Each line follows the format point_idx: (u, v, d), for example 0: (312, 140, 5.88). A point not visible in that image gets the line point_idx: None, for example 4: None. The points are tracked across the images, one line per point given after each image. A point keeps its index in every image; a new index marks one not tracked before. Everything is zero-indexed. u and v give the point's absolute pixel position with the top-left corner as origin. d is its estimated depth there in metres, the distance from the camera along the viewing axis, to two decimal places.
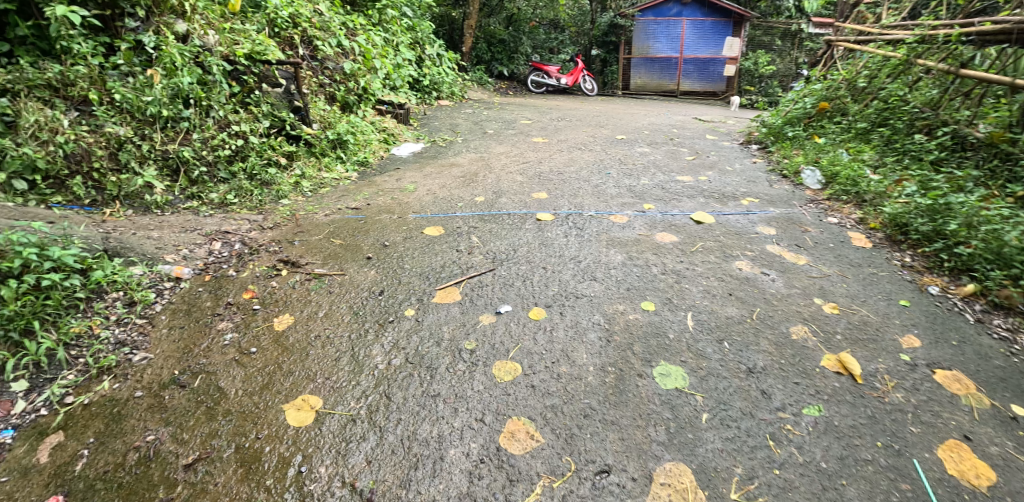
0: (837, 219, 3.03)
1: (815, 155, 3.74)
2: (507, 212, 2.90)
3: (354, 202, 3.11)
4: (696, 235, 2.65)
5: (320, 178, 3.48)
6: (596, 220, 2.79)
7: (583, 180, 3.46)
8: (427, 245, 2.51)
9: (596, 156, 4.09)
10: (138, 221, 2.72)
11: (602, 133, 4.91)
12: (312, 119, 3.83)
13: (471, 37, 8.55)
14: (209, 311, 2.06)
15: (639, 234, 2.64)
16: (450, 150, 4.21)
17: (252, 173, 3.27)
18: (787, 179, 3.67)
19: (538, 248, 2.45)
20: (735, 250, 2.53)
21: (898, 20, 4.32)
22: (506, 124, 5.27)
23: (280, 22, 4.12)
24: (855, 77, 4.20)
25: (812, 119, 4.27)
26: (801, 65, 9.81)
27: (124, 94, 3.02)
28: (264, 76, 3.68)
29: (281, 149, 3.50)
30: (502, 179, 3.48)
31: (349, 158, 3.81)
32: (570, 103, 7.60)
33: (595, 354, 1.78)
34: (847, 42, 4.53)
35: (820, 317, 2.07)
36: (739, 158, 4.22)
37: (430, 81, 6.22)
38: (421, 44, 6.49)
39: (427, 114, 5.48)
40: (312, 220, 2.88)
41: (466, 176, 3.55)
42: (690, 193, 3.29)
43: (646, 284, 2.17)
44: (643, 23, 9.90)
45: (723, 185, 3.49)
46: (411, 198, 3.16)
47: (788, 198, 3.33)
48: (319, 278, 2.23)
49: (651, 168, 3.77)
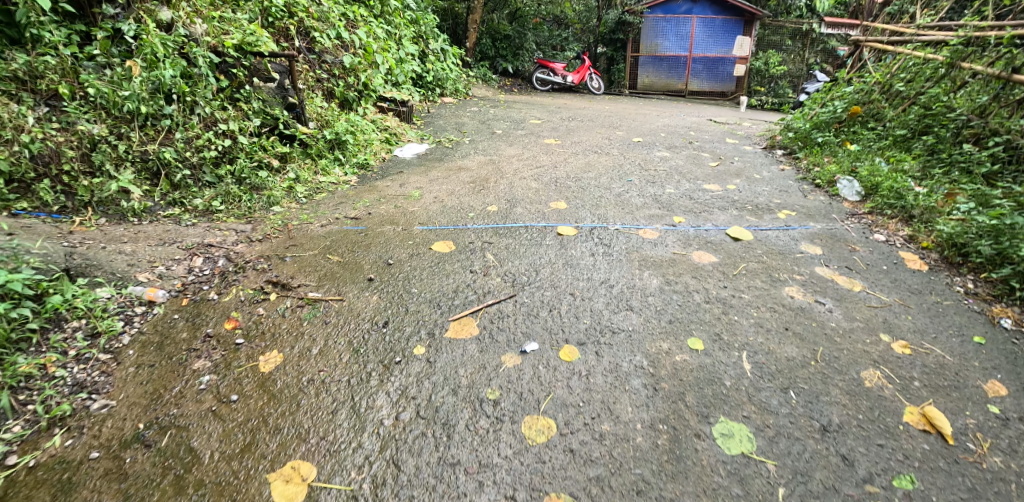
0: (884, 235, 2.74)
1: (851, 164, 3.46)
2: (524, 225, 2.61)
3: (353, 211, 2.81)
4: (736, 255, 2.37)
5: (316, 183, 3.18)
6: (623, 235, 2.51)
7: (603, 188, 3.17)
8: (436, 263, 2.22)
9: (614, 161, 3.80)
10: (111, 232, 2.42)
11: (618, 135, 4.62)
12: (308, 117, 3.51)
13: (475, 32, 8.23)
14: (184, 345, 1.78)
15: (673, 253, 2.36)
16: (458, 152, 3.91)
17: (240, 177, 2.97)
18: (821, 189, 3.40)
19: (561, 269, 2.16)
20: (781, 273, 2.25)
21: (937, 20, 3.95)
22: (515, 123, 4.98)
23: (274, 10, 3.78)
24: (889, 80, 3.87)
25: (843, 124, 3.99)
26: (811, 67, 9.53)
27: (99, 88, 2.74)
28: (256, 69, 3.35)
29: (273, 150, 3.18)
30: (515, 185, 3.19)
31: (348, 160, 3.51)
32: (578, 101, 7.32)
33: (641, 408, 1.50)
34: (878, 43, 4.23)
35: (891, 359, 1.79)
36: (765, 164, 3.93)
37: (434, 77, 5.93)
38: (424, 38, 6.17)
39: (431, 112, 5.19)
40: (306, 232, 2.59)
41: (476, 182, 3.25)
42: (721, 204, 3.01)
43: (689, 316, 1.90)
44: (652, 20, 9.60)
45: (755, 195, 3.20)
46: (417, 207, 2.86)
47: (827, 210, 3.04)
48: (313, 305, 1.94)
49: (674, 175, 3.48)
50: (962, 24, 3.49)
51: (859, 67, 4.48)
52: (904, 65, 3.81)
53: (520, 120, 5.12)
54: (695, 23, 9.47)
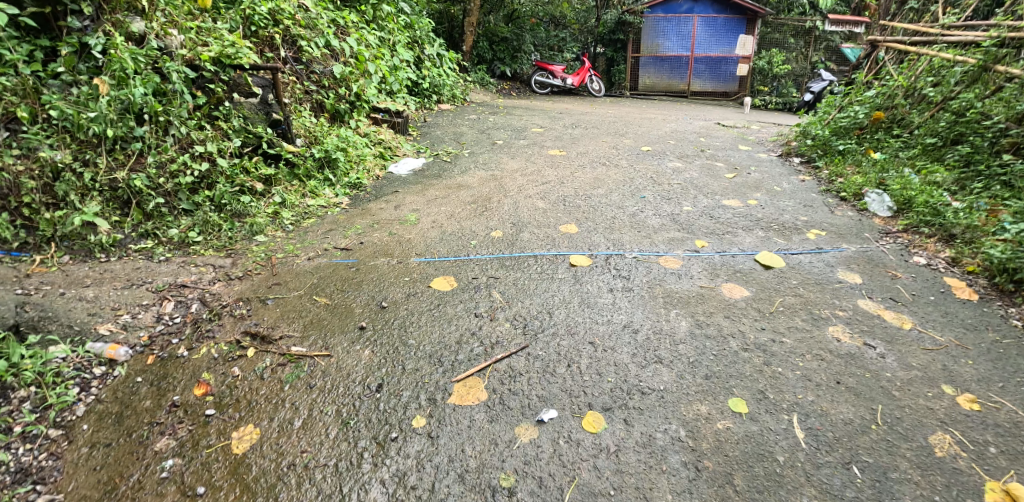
0: (924, 258, 2.49)
1: (878, 175, 3.22)
2: (532, 253, 2.37)
3: (343, 240, 2.56)
4: (770, 288, 2.13)
5: (303, 206, 2.93)
6: (643, 264, 2.27)
7: (616, 207, 2.93)
8: (436, 305, 1.97)
9: (624, 174, 3.56)
10: (74, 273, 2.20)
11: (625, 144, 4.38)
12: (294, 134, 3.26)
13: (471, 35, 7.98)
14: (147, 418, 1.56)
15: (700, 286, 2.11)
16: (456, 167, 3.66)
17: (220, 203, 2.73)
18: (847, 203, 3.16)
19: (577, 311, 1.92)
20: (821, 308, 2.02)
21: (963, 19, 3.64)
22: (516, 132, 4.74)
23: (256, 19, 3.52)
24: (913, 83, 3.61)
25: (865, 130, 3.75)
26: (816, 64, 9.20)
27: (62, 110, 2.46)
28: (236, 83, 3.07)
29: (256, 172, 2.94)
30: (520, 205, 2.95)
31: (339, 180, 3.26)
32: (580, 105, 7.08)
33: (683, 494, 1.25)
34: (898, 43, 3.96)
35: (960, 419, 1.54)
36: (783, 175, 3.68)
37: (430, 83, 5.70)
38: (419, 43, 5.91)
39: (428, 122, 4.94)
40: (291, 267, 2.34)
41: (478, 201, 3.00)
42: (745, 223, 2.77)
43: (726, 369, 1.66)
44: (652, 20, 9.39)
45: (779, 211, 2.97)
46: (414, 233, 2.60)
47: (858, 227, 2.80)
48: (297, 363, 1.71)
49: (690, 190, 3.24)
50: (996, 22, 3.18)
51: (877, 68, 4.21)
52: (929, 67, 3.53)
53: (521, 129, 4.88)
54: (696, 22, 9.30)
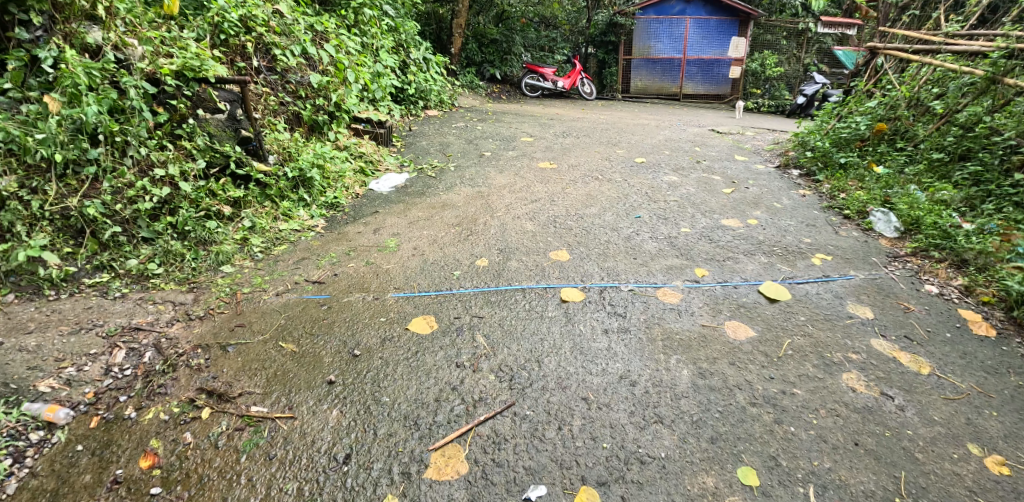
0: (936, 286, 2.36)
1: (882, 191, 3.09)
2: (519, 286, 2.19)
3: (315, 271, 2.37)
4: (776, 326, 1.97)
5: (274, 231, 2.74)
6: (639, 299, 2.09)
7: (609, 229, 2.76)
8: (414, 352, 1.79)
9: (618, 189, 3.38)
10: (17, 317, 1.97)
11: (618, 155, 4.21)
12: (265, 151, 3.05)
13: (460, 37, 7.77)
14: (82, 498, 1.36)
15: (701, 325, 1.95)
16: (441, 183, 3.47)
17: (183, 230, 2.53)
18: (850, 221, 3.02)
19: (569, 359, 1.75)
20: (833, 351, 1.87)
21: (967, 28, 3.50)
22: (505, 142, 4.56)
23: (226, 27, 3.31)
24: (916, 94, 3.47)
25: (866, 142, 3.62)
26: (808, 67, 9.25)
27: (6, 131, 2.15)
28: (200, 98, 2.85)
29: (223, 194, 2.74)
30: (508, 227, 2.76)
31: (315, 199, 3.06)
32: (570, 110, 6.93)
33: None
34: (900, 50, 3.81)
35: (992, 488, 1.38)
36: (783, 189, 3.54)
37: (416, 89, 5.51)
38: (404, 47, 5.72)
39: (413, 131, 4.75)
40: (257, 305, 2.15)
41: (462, 223, 2.81)
42: (746, 248, 2.60)
43: (733, 429, 1.50)
44: (644, 21, 9.22)
45: (781, 232, 2.81)
46: (393, 262, 2.41)
47: (865, 250, 2.66)
48: (256, 428, 1.53)
49: (687, 208, 3.08)
50: (1003, 32, 3.02)
51: (877, 77, 4.08)
52: (933, 77, 3.39)
53: (509, 138, 4.70)
54: (688, 24, 9.13)
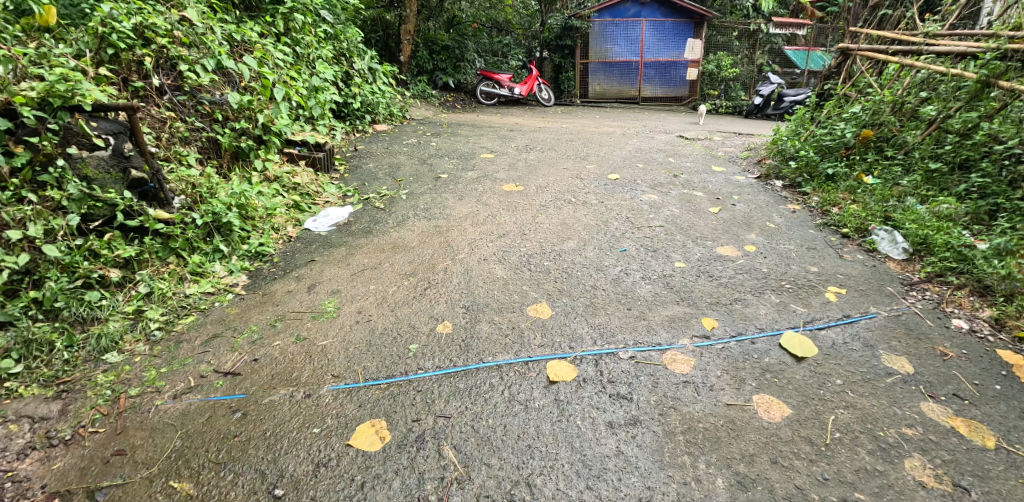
0: (964, 320, 2.08)
1: (880, 206, 2.84)
2: (495, 362, 1.73)
3: (230, 356, 1.83)
4: (812, 397, 1.61)
5: (179, 298, 2.16)
6: (645, 372, 1.69)
7: (593, 268, 2.34)
8: (358, 486, 1.31)
9: (596, 215, 2.98)
10: None
11: (589, 171, 3.81)
12: (168, 194, 2.43)
13: (409, 44, 7.23)
14: None
15: (726, 405, 1.56)
16: (391, 216, 2.94)
17: (50, 308, 1.91)
18: (850, 241, 2.75)
19: (570, 479, 1.31)
20: (885, 427, 1.52)
21: (947, 28, 3.34)
22: (463, 160, 4.09)
23: (115, 39, 2.67)
24: (903, 99, 3.27)
25: (852, 150, 3.39)
26: (762, 67, 9.26)
27: None
28: (70, 132, 2.18)
29: (108, 255, 2.12)
30: (473, 273, 2.29)
31: (234, 249, 2.48)
32: (531, 118, 6.55)
33: None
34: (876, 52, 3.67)
35: None
36: (771, 204, 3.25)
37: (362, 102, 4.98)
38: (347, 56, 5.17)
39: (358, 151, 4.22)
40: (146, 418, 1.60)
41: (418, 271, 2.31)
42: (752, 285, 2.25)
43: None
44: (600, 24, 8.98)
45: (783, 260, 2.49)
46: (331, 334, 1.90)
47: (877, 278, 2.38)
48: None
49: (677, 236, 2.70)
50: (990, 32, 2.88)
51: (853, 79, 3.91)
52: (916, 80, 3.24)
53: (468, 155, 4.24)
54: (644, 26, 8.96)
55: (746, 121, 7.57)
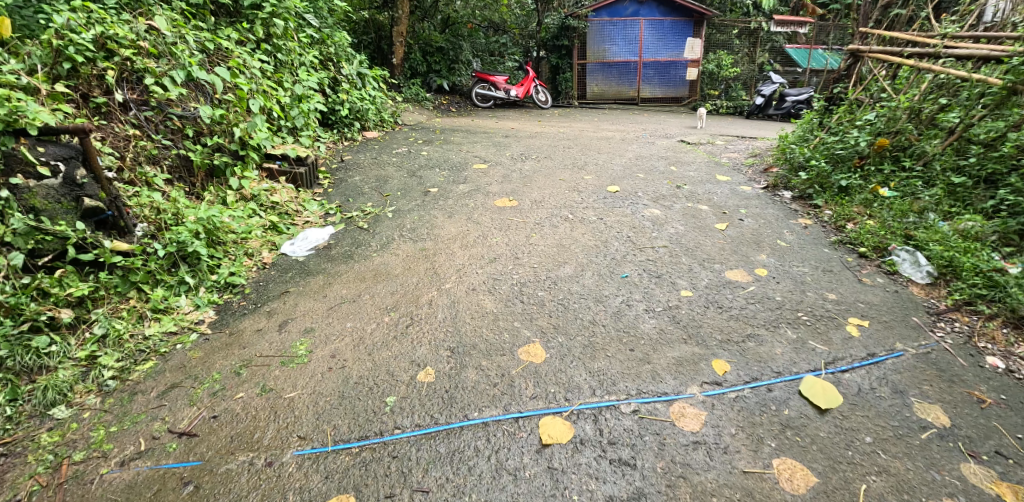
0: (1000, 357, 1.89)
1: (899, 224, 2.65)
2: (481, 419, 1.54)
3: (187, 412, 1.64)
4: (841, 461, 1.42)
5: (137, 340, 1.97)
6: (651, 431, 1.50)
7: (592, 298, 2.14)
8: None
9: (594, 233, 2.77)
10: None
11: (587, 183, 3.61)
12: (128, 222, 2.24)
13: (401, 46, 7.00)
14: None
15: (743, 472, 1.37)
16: (374, 237, 2.75)
17: None
18: (868, 262, 2.55)
19: None
20: (924, 498, 1.33)
21: (968, 30, 3.14)
22: (454, 171, 3.89)
23: (72, 52, 2.47)
24: (922, 105, 3.07)
25: (866, 160, 3.19)
26: (763, 66, 9.02)
27: None
28: (14, 159, 1.96)
29: (59, 293, 1.91)
30: (460, 306, 2.09)
31: (202, 280, 2.29)
32: (527, 122, 6.33)
33: None
34: (890, 54, 3.46)
35: None
36: (780, 219, 3.06)
37: (349, 109, 4.77)
38: (334, 61, 4.95)
39: (344, 162, 4.02)
40: (87, 491, 1.40)
41: (400, 304, 2.11)
42: (766, 317, 2.05)
43: None
44: (598, 23, 8.76)
45: (798, 286, 2.30)
46: (300, 384, 1.70)
47: (900, 307, 2.19)
48: None
49: (681, 258, 2.50)
50: (1016, 35, 2.68)
51: (865, 83, 3.70)
52: (933, 83, 3.08)
53: (460, 165, 4.04)
54: (643, 25, 8.75)
55: (748, 122, 7.38)
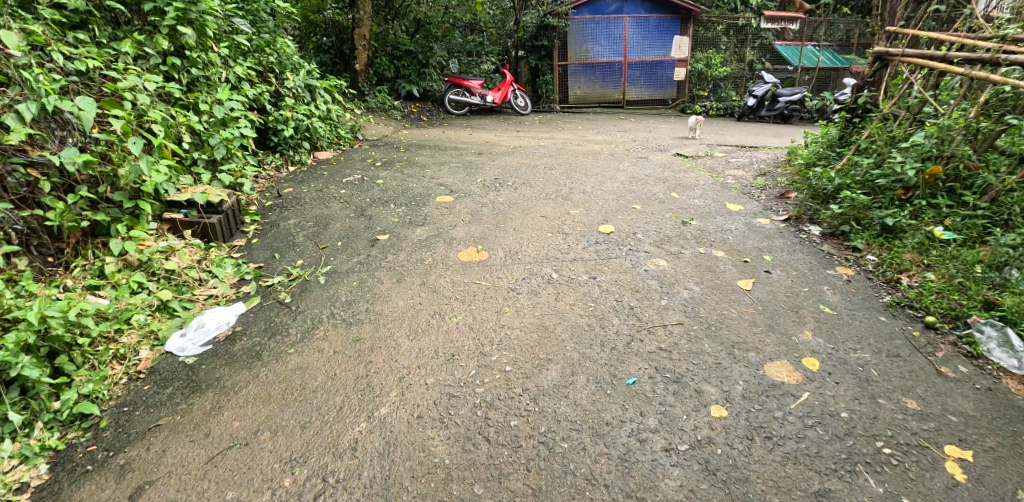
0: None
1: (973, 284, 2.07)
2: None
3: None
4: None
5: None
6: None
7: (587, 429, 1.51)
8: None
9: (587, 303, 2.14)
10: None
11: (574, 220, 2.98)
12: None
13: (365, 50, 6.27)
14: None
15: None
16: (297, 319, 2.09)
17: None
18: (941, 337, 1.96)
19: None
20: None
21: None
22: (414, 206, 3.24)
23: None
24: (985, 126, 2.52)
25: (914, 191, 2.62)
26: (754, 64, 8.45)
27: None
28: None
29: None
30: (399, 451, 1.45)
31: (36, 411, 1.59)
32: (505, 133, 5.69)
33: None
34: (931, 58, 2.85)
35: None
36: (814, 268, 2.47)
37: (295, 127, 4.06)
38: (276, 72, 4.23)
39: (282, 198, 3.34)
40: None
41: (313, 451, 1.46)
42: (835, 454, 1.44)
43: None
44: (579, 22, 8.14)
45: (863, 388, 1.70)
46: None
47: (1005, 419, 1.59)
48: None
49: (703, 343, 1.89)
50: None
51: (899, 93, 3.12)
52: (995, 97, 2.50)
53: (422, 197, 3.38)
54: (627, 24, 8.17)
55: (744, 127, 6.83)
